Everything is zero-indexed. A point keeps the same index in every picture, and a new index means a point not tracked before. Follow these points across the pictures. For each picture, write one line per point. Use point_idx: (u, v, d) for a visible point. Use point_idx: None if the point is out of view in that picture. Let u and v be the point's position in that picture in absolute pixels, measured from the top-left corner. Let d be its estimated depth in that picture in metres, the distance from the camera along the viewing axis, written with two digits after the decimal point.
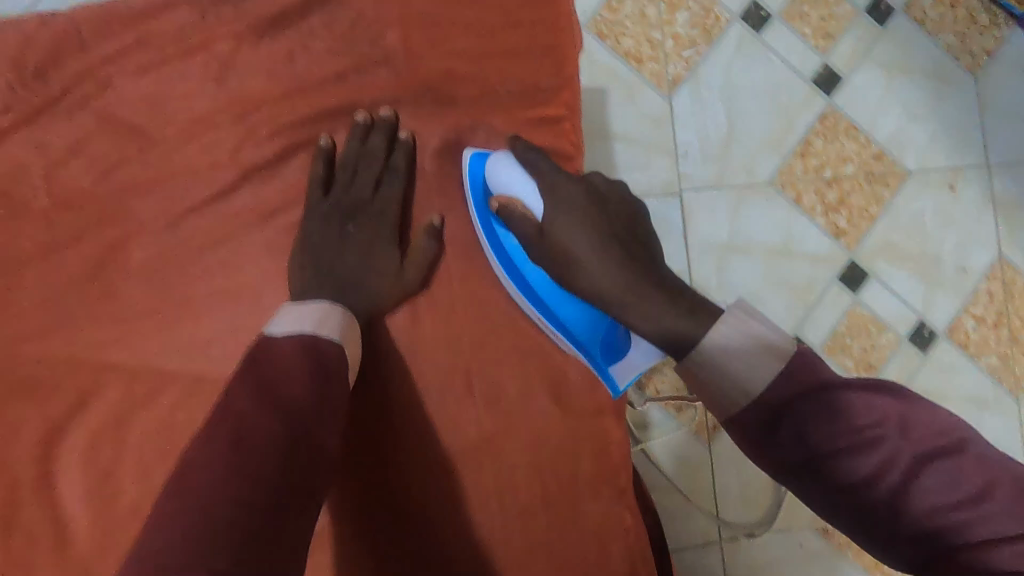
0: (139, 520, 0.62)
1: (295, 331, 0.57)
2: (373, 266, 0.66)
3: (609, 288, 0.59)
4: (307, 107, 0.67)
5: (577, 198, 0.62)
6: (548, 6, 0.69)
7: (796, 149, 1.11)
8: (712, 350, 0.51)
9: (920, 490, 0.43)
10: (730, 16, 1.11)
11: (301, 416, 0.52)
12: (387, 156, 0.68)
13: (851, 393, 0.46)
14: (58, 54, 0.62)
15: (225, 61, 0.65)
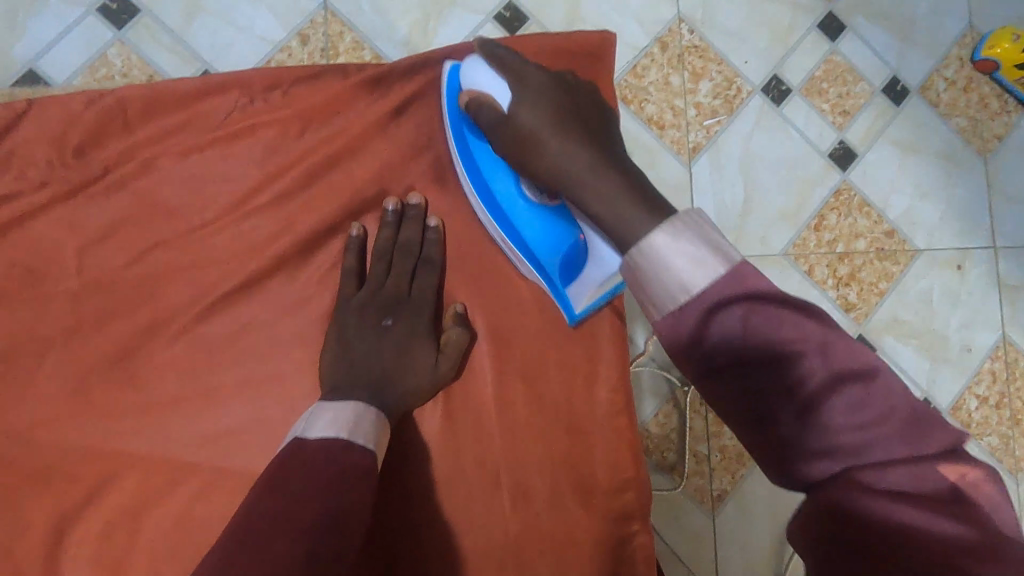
0: None
1: (326, 437, 0.53)
2: (408, 361, 0.63)
3: (568, 171, 0.55)
4: (344, 190, 0.66)
5: (543, 85, 0.58)
6: (586, 102, 0.71)
7: (811, 223, 1.10)
8: (654, 252, 0.43)
9: (824, 415, 0.37)
10: (751, 88, 1.11)
11: (329, 539, 0.46)
12: (423, 247, 0.67)
13: (774, 304, 0.39)
14: (103, 135, 0.62)
15: (266, 143, 0.65)
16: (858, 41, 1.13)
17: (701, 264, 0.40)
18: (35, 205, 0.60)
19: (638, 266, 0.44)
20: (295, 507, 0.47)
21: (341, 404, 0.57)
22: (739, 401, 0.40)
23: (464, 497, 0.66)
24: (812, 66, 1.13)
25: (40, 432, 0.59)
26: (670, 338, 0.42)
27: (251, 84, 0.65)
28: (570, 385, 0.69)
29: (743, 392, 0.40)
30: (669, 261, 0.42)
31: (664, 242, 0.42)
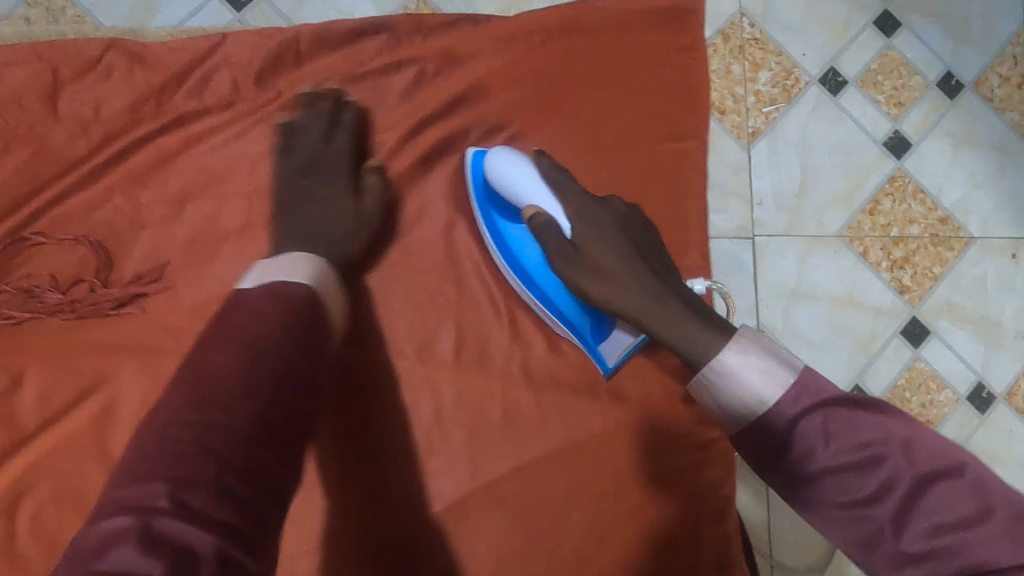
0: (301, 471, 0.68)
1: (269, 276, 0.57)
2: (310, 206, 0.68)
3: (636, 306, 0.64)
4: (473, 121, 0.76)
5: (605, 224, 0.67)
6: (684, 54, 0.81)
7: (865, 207, 1.17)
8: (723, 372, 0.54)
9: (918, 521, 0.45)
10: (808, 78, 1.19)
11: (241, 361, 0.49)
12: (339, 115, 0.72)
13: (845, 410, 0.51)
14: (280, 63, 0.73)
15: (412, 78, 0.76)
16: (912, 37, 1.20)
17: (772, 377, 0.52)
18: (223, 119, 0.72)
19: (712, 384, 0.55)
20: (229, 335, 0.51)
21: (285, 254, 0.60)
22: (838, 512, 0.49)
23: (566, 395, 0.74)
24: (868, 60, 1.20)
25: (212, 308, 0.69)
26: (751, 439, 0.53)
27: (398, 30, 0.76)
28: None
29: (843, 505, 0.49)
30: (741, 375, 0.53)
31: (735, 361, 0.54)
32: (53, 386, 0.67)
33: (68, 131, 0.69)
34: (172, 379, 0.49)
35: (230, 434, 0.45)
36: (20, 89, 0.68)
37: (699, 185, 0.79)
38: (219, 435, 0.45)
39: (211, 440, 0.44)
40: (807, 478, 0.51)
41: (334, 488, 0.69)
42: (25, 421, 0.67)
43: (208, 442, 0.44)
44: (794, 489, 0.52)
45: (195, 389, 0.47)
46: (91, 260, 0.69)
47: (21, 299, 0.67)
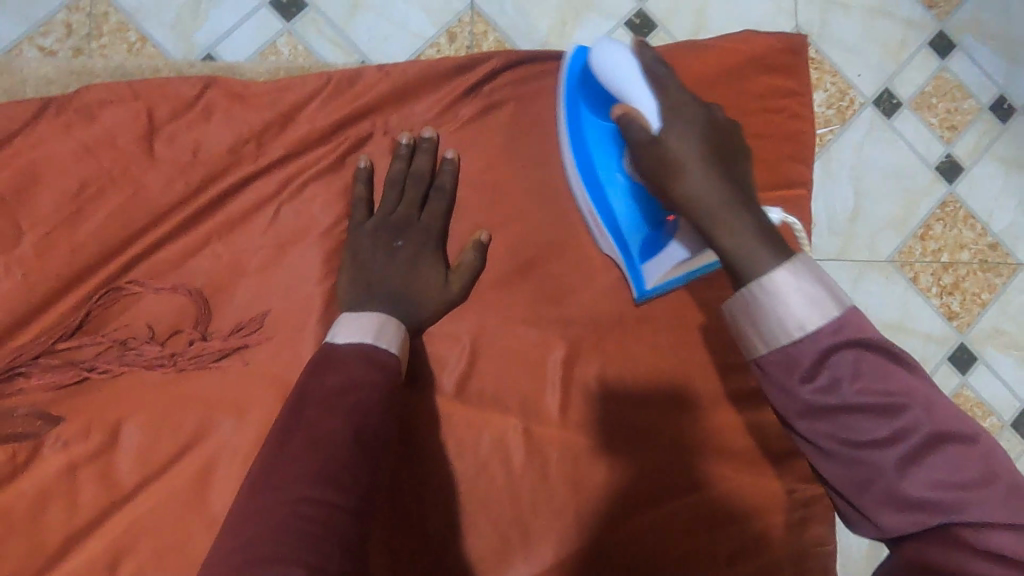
0: (408, 525, 0.67)
1: (361, 343, 0.58)
2: (418, 277, 0.67)
3: (705, 201, 0.50)
4: None
5: (699, 120, 0.54)
6: (790, 96, 0.78)
7: (917, 232, 1.08)
8: (767, 290, 0.43)
9: (921, 472, 0.39)
10: (863, 100, 1.08)
11: (369, 424, 0.53)
12: (436, 179, 0.70)
13: (880, 357, 0.41)
14: (379, 103, 0.70)
15: (513, 120, 0.73)
16: (968, 59, 1.10)
17: (819, 305, 0.41)
18: (321, 160, 0.69)
19: (753, 300, 0.44)
20: (341, 396, 0.54)
21: (371, 313, 0.62)
22: (835, 448, 0.41)
23: (665, 450, 0.71)
24: (923, 81, 1.10)
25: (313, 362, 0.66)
26: (776, 365, 0.42)
27: (499, 65, 0.73)
28: None
29: (843, 442, 0.41)
30: (785, 297, 0.42)
31: (783, 281, 0.43)
32: (153, 441, 0.65)
33: (165, 175, 0.66)
34: (277, 427, 0.54)
35: (356, 500, 0.50)
36: (116, 129, 0.66)
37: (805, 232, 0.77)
38: (327, 513, 0.48)
39: (329, 502, 0.48)
40: (806, 410, 0.41)
41: (448, 548, 0.67)
42: (122, 478, 0.64)
43: (317, 507, 0.48)
44: (801, 421, 0.42)
45: (304, 457, 0.50)
46: (190, 309, 0.66)
47: (117, 352, 0.64)
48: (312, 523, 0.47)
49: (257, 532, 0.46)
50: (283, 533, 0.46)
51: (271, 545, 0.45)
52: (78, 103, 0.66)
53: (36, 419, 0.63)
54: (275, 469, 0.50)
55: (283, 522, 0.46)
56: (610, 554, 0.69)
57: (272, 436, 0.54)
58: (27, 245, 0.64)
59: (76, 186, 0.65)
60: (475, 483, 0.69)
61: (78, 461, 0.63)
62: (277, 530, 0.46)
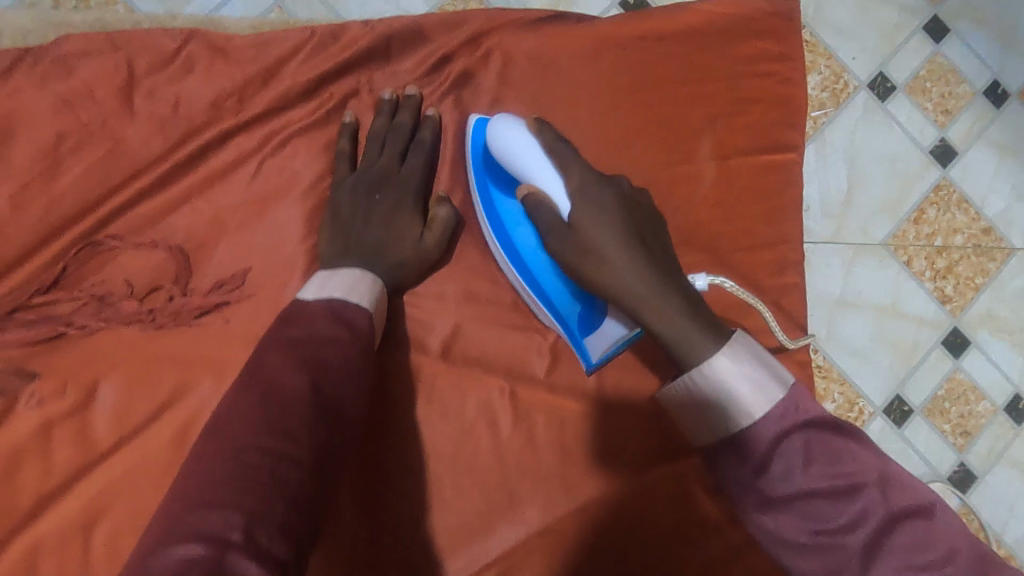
0: (391, 488, 0.66)
1: (332, 299, 0.58)
2: (394, 231, 0.66)
3: (630, 286, 0.55)
4: (564, 124, 0.72)
5: (610, 205, 0.57)
6: (782, 60, 0.76)
7: (910, 215, 1.07)
8: (703, 381, 0.51)
9: (891, 554, 0.45)
10: (857, 83, 1.07)
11: (331, 381, 0.53)
12: (416, 132, 0.69)
13: (828, 433, 0.49)
14: (364, 61, 0.69)
15: (501, 79, 0.72)
16: (962, 45, 1.09)
17: (762, 388, 0.49)
18: (305, 118, 0.68)
19: (692, 389, 0.51)
20: (309, 355, 0.53)
21: (344, 271, 0.61)
22: (807, 539, 0.48)
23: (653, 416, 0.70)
24: (917, 65, 1.09)
25: None
26: (732, 456, 0.50)
27: (487, 24, 0.71)
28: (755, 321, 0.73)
29: (811, 533, 0.47)
30: (734, 385, 0.50)
31: (722, 367, 0.50)
32: (130, 400, 0.63)
33: (144, 130, 0.65)
34: (236, 385, 0.52)
35: (316, 452, 0.49)
36: (94, 81, 0.64)
37: (797, 200, 0.76)
38: (286, 466, 0.46)
39: (284, 454, 0.47)
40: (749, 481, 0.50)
41: (432, 510, 0.66)
42: (98, 437, 0.63)
43: (273, 459, 0.46)
44: (763, 508, 0.50)
45: (262, 410, 0.49)
46: (171, 266, 0.65)
47: (96, 308, 0.63)
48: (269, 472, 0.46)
49: (206, 480, 0.45)
50: (234, 480, 0.44)
51: (218, 491, 0.43)
52: (56, 55, 0.64)
53: (11, 375, 0.62)
54: (229, 424, 0.48)
55: (236, 470, 0.45)
56: (595, 522, 0.67)
57: (233, 389, 0.52)
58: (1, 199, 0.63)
59: (54, 139, 0.64)
60: (459, 448, 0.68)
61: (53, 419, 0.62)
62: (237, 475, 0.45)
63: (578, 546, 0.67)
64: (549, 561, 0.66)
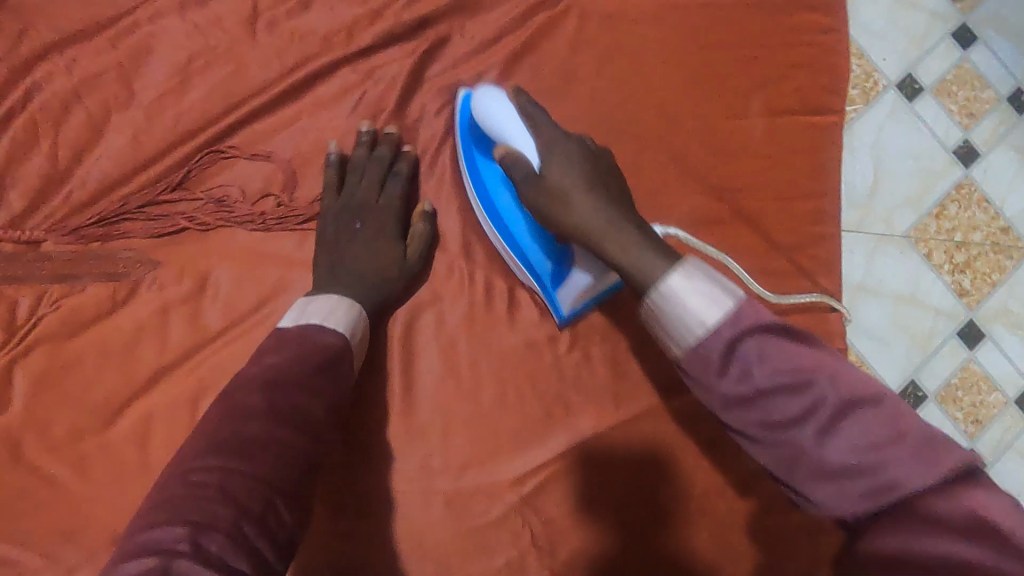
0: (460, 388, 0.74)
1: (308, 322, 0.62)
2: (377, 253, 0.71)
3: (592, 223, 0.59)
4: (630, 78, 0.80)
5: (575, 154, 0.62)
6: (828, 33, 0.84)
7: (932, 211, 1.07)
8: (668, 290, 0.51)
9: (841, 437, 0.45)
10: (886, 82, 1.08)
11: (296, 400, 0.56)
12: (395, 159, 0.74)
13: (782, 338, 0.49)
14: (458, 9, 0.77)
15: (576, 33, 0.80)
16: (989, 52, 1.10)
17: (717, 301, 0.49)
18: (403, 56, 0.76)
19: (657, 308, 0.52)
20: (273, 383, 0.56)
21: (325, 295, 0.65)
22: (762, 434, 0.49)
23: None
24: (943, 69, 1.09)
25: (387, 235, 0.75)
26: (695, 363, 0.50)
27: None
28: (790, 265, 0.81)
29: (763, 425, 0.48)
30: (687, 301, 0.50)
31: (677, 284, 0.51)
32: (237, 292, 0.71)
33: (264, 56, 0.73)
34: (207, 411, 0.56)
35: (279, 440, 0.53)
36: (224, 11, 0.73)
37: (836, 158, 0.83)
38: (239, 483, 0.50)
39: (255, 479, 0.51)
40: (737, 399, 0.49)
41: (494, 411, 0.74)
42: (208, 322, 0.71)
43: (240, 480, 0.50)
44: (725, 412, 0.50)
45: (227, 433, 0.52)
46: (279, 175, 0.73)
47: (212, 208, 0.71)
48: (224, 507, 0.48)
49: (193, 471, 0.50)
50: (195, 470, 0.50)
51: (206, 471, 0.50)
52: None
53: (137, 262, 0.70)
54: (211, 433, 0.53)
55: (194, 467, 0.50)
56: (630, 434, 0.75)
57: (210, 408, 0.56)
58: (137, 110, 0.71)
59: (185, 59, 0.72)
60: (524, 357, 0.75)
61: (171, 303, 0.70)
62: (187, 495, 0.48)
63: (613, 453, 0.75)
64: (592, 464, 0.74)
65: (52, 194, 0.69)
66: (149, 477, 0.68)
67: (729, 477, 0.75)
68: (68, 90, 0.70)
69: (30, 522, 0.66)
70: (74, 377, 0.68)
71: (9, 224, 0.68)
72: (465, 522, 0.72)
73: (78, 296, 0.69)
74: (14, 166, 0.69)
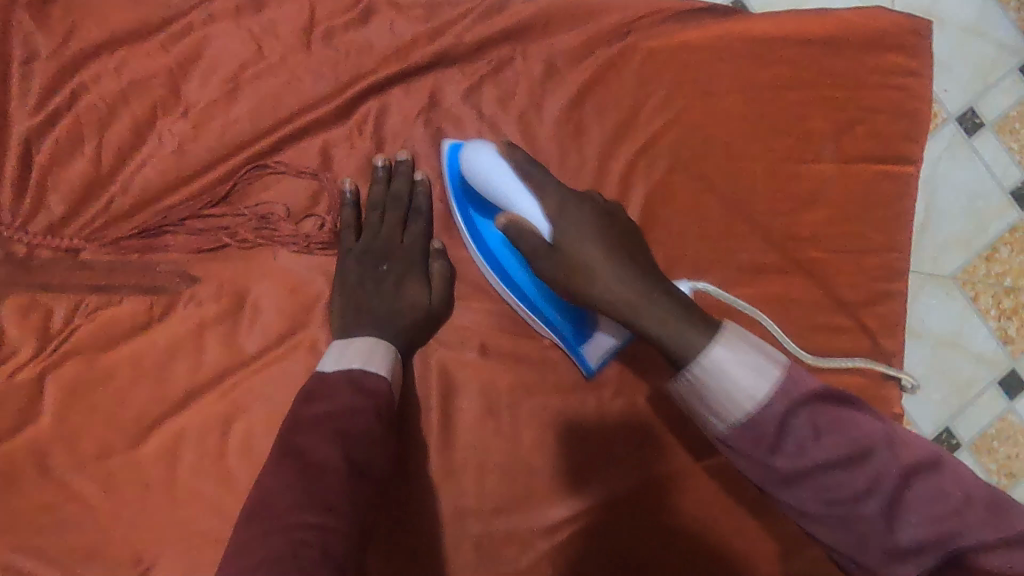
0: (497, 430, 0.71)
1: (353, 370, 0.61)
2: (404, 297, 0.68)
3: (621, 299, 0.56)
4: (696, 113, 0.76)
5: (588, 219, 0.58)
6: (912, 77, 0.79)
7: (983, 253, 0.93)
8: (713, 364, 0.49)
9: (907, 520, 0.46)
10: (945, 115, 0.94)
11: (362, 449, 0.57)
12: (411, 196, 0.70)
13: (834, 407, 0.49)
14: (522, 31, 0.73)
15: (644, 63, 0.75)
16: None
17: (761, 373, 0.48)
18: (462, 77, 0.73)
19: (698, 384, 0.50)
20: (338, 435, 0.56)
21: (360, 338, 0.64)
22: (826, 512, 0.48)
23: None
24: (1012, 102, 0.94)
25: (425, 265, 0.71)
26: (746, 439, 0.48)
27: (638, 9, 0.75)
28: (849, 322, 0.77)
29: (828, 502, 0.48)
30: (732, 374, 0.48)
31: (722, 356, 0.49)
32: (275, 315, 0.68)
33: (317, 70, 0.70)
34: (264, 470, 0.55)
35: (356, 489, 0.55)
36: (280, 20, 0.70)
37: (909, 212, 0.78)
38: (332, 540, 0.51)
39: (336, 532, 0.52)
40: (786, 478, 0.48)
41: (531, 456, 0.71)
42: (244, 345, 0.68)
43: (326, 533, 0.51)
44: (777, 486, 0.49)
45: (306, 487, 0.53)
46: (325, 195, 0.70)
47: (254, 225, 0.69)
48: (325, 562, 0.49)
49: (285, 530, 0.50)
50: (292, 527, 0.50)
51: (301, 526, 0.50)
52: None
53: (175, 276, 0.68)
54: (286, 488, 0.53)
55: (290, 522, 0.50)
56: (665, 491, 0.72)
57: (266, 468, 0.55)
58: (184, 118, 0.68)
59: (237, 68, 0.69)
60: (565, 402, 0.72)
61: (207, 321, 0.68)
62: (290, 554, 0.48)
63: (650, 512, 0.71)
64: (630, 519, 0.71)
65: (92, 200, 0.67)
66: (174, 499, 0.66)
67: (768, 545, 0.71)
68: (114, 92, 0.67)
69: (49, 538, 0.64)
70: (103, 391, 0.66)
71: (47, 228, 0.66)
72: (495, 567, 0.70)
73: (113, 308, 0.67)
74: (56, 169, 0.67)
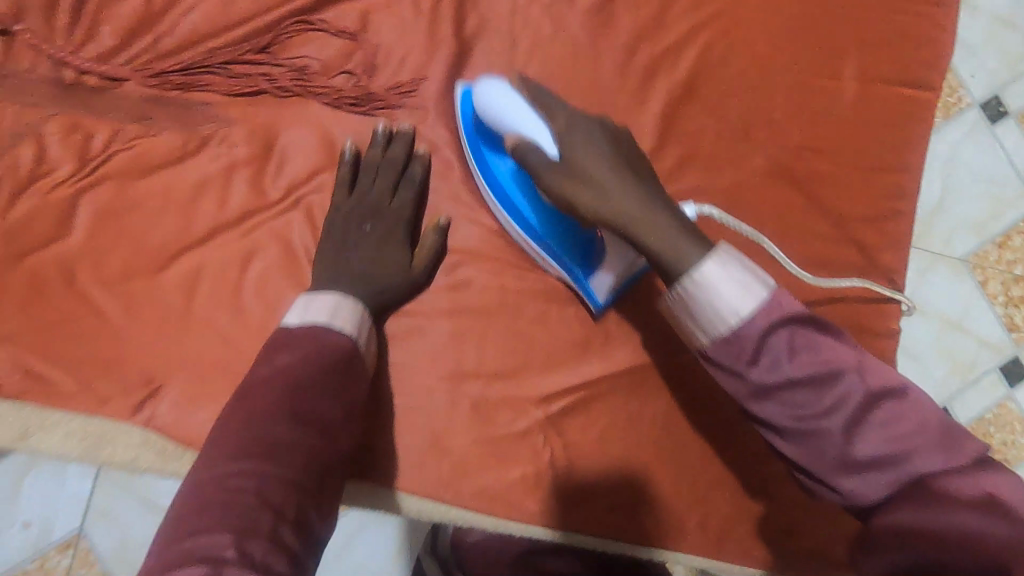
0: (503, 300, 0.73)
1: (314, 325, 0.59)
2: (390, 248, 0.70)
3: (625, 210, 0.53)
4: (724, 19, 0.78)
5: (594, 131, 0.57)
6: (938, 7, 0.81)
7: (997, 239, 0.92)
8: (700, 277, 0.48)
9: (866, 435, 0.45)
10: (968, 100, 0.93)
11: (312, 400, 0.54)
12: (409, 160, 0.72)
13: (809, 328, 0.48)
14: None
15: None
16: None
17: (745, 286, 0.47)
18: None
19: (688, 296, 0.48)
20: (291, 382, 0.54)
21: (326, 294, 0.62)
22: (793, 426, 0.47)
23: None
24: None
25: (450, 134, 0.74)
26: (724, 353, 0.48)
27: None
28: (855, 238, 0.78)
29: (794, 416, 0.47)
30: (720, 286, 0.47)
31: (712, 271, 0.47)
32: (303, 164, 0.71)
33: None
34: (222, 411, 0.53)
35: (301, 447, 0.52)
36: None
37: (923, 136, 0.80)
38: (277, 477, 0.49)
39: (278, 482, 0.49)
40: (755, 391, 0.48)
41: (534, 327, 0.73)
42: (269, 189, 0.71)
43: (268, 479, 0.48)
44: (748, 402, 0.49)
45: (252, 428, 0.51)
46: (360, 54, 0.73)
47: (291, 76, 0.72)
48: (265, 496, 0.47)
49: (222, 471, 0.48)
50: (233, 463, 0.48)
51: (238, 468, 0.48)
52: None
53: (212, 117, 0.71)
54: (231, 432, 0.51)
55: (230, 459, 0.48)
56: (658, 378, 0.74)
57: (226, 408, 0.54)
58: None
59: None
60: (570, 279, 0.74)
61: (237, 163, 0.71)
62: (222, 499, 0.46)
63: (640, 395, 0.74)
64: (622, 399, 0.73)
65: (141, 35, 0.70)
66: (189, 327, 0.69)
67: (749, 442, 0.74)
68: None
69: (71, 347, 0.68)
70: (134, 216, 0.69)
71: (95, 58, 0.69)
72: (488, 430, 0.72)
73: (151, 139, 0.70)
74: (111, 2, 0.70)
